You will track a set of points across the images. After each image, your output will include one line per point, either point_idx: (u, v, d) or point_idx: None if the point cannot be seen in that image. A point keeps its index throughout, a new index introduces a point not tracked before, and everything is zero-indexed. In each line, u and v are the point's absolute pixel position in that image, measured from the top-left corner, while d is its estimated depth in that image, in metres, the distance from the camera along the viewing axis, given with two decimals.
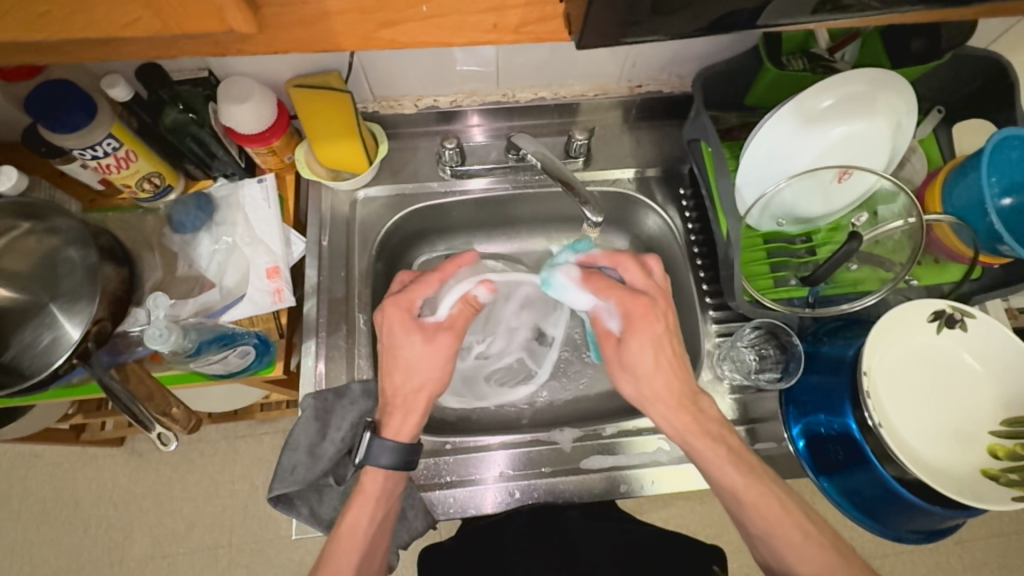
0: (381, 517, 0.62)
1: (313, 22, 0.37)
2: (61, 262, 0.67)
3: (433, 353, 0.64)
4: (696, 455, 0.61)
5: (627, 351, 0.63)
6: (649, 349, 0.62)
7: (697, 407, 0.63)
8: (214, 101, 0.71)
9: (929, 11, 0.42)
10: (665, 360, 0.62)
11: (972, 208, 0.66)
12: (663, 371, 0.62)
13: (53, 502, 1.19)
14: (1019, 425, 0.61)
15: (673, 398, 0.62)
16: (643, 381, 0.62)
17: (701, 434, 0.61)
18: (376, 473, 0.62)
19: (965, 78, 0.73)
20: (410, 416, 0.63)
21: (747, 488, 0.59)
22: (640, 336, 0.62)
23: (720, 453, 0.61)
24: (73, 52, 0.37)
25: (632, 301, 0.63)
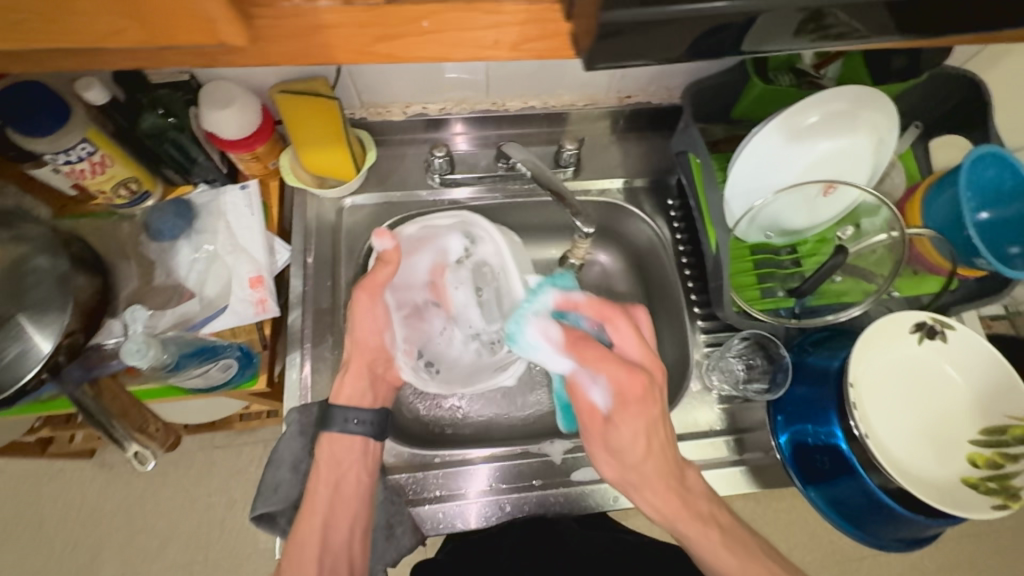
0: (336, 485, 0.64)
1: (308, 35, 0.36)
2: (29, 272, 0.63)
3: (370, 318, 0.67)
4: (693, 548, 0.62)
5: (615, 432, 0.61)
6: (635, 432, 0.60)
7: (684, 490, 0.63)
8: (194, 106, 0.69)
9: (920, 34, 0.43)
10: (654, 443, 0.61)
11: (951, 222, 0.68)
12: (652, 457, 0.61)
13: (17, 518, 1.14)
14: (997, 434, 0.63)
15: (666, 482, 0.62)
16: (634, 467, 0.62)
17: (692, 522, 0.62)
18: (327, 439, 0.65)
19: (942, 95, 0.75)
20: (359, 381, 0.67)
21: (744, 573, 0.60)
22: (630, 420, 0.60)
23: (714, 539, 0.61)
24: (51, 60, 0.35)
25: (628, 379, 0.59)
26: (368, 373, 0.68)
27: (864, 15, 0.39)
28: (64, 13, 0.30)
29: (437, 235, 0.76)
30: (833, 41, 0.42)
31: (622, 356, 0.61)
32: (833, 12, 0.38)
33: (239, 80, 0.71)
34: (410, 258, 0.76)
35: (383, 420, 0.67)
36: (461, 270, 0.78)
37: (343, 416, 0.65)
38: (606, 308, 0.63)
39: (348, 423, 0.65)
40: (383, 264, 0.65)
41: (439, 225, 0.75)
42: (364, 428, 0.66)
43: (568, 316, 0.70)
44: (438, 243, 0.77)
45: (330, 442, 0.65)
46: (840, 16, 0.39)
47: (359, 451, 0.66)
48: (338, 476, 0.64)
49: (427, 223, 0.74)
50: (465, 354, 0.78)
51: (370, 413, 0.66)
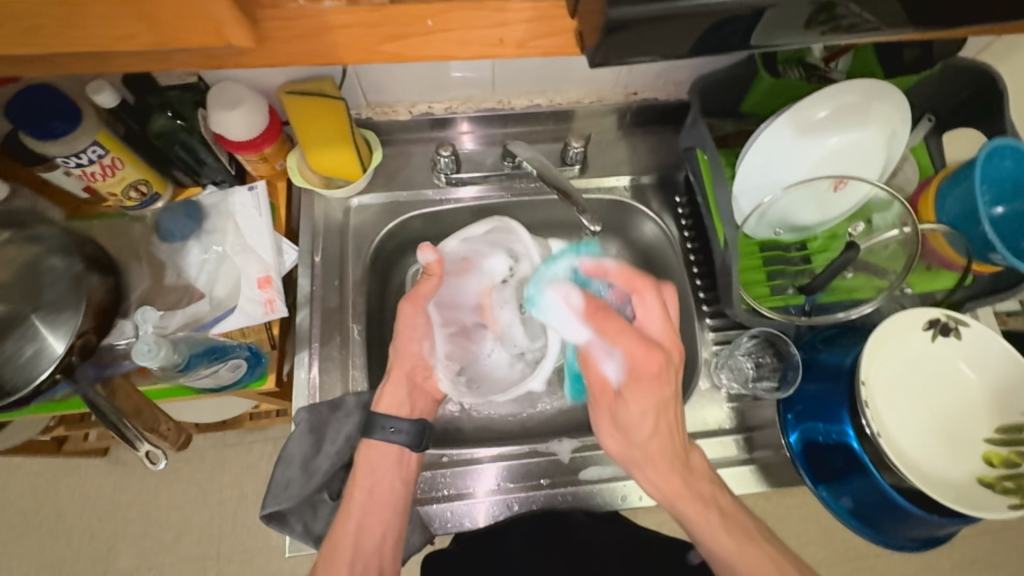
0: (370, 489, 0.65)
1: (312, 36, 0.36)
2: (43, 273, 0.65)
3: (411, 330, 0.70)
4: (695, 526, 0.62)
5: (625, 407, 0.63)
6: (647, 406, 0.62)
7: (687, 471, 0.64)
8: (202, 108, 0.69)
9: (936, 24, 0.42)
10: (665, 417, 0.63)
11: (965, 217, 0.67)
12: (660, 434, 0.63)
13: (33, 515, 1.15)
14: (1014, 433, 0.62)
15: (673, 460, 0.63)
16: (638, 443, 0.64)
17: (691, 500, 0.63)
18: (367, 445, 0.67)
19: (956, 88, 0.74)
20: (398, 387, 0.69)
21: (743, 556, 0.59)
22: (641, 397, 0.62)
23: (713, 521, 0.61)
24: (61, 64, 0.35)
25: (645, 357, 0.61)
26: (407, 381, 0.70)
27: (875, 6, 0.38)
28: (75, 17, 0.31)
29: (482, 244, 0.74)
30: (843, 35, 0.42)
31: (642, 334, 0.62)
32: (842, 2, 0.37)
33: (247, 81, 0.71)
34: (457, 280, 0.74)
35: (422, 430, 0.67)
36: (506, 287, 0.75)
37: (380, 424, 0.66)
38: (635, 278, 0.62)
39: (387, 431, 0.66)
40: (428, 276, 0.69)
41: (475, 244, 0.73)
42: (400, 437, 0.66)
43: (591, 282, 0.71)
44: (483, 260, 0.75)
45: (368, 448, 0.66)
46: (850, 8, 0.38)
47: (394, 458, 0.66)
48: (372, 482, 0.65)
49: (468, 238, 0.72)
50: (509, 372, 0.74)
51: (410, 423, 0.67)
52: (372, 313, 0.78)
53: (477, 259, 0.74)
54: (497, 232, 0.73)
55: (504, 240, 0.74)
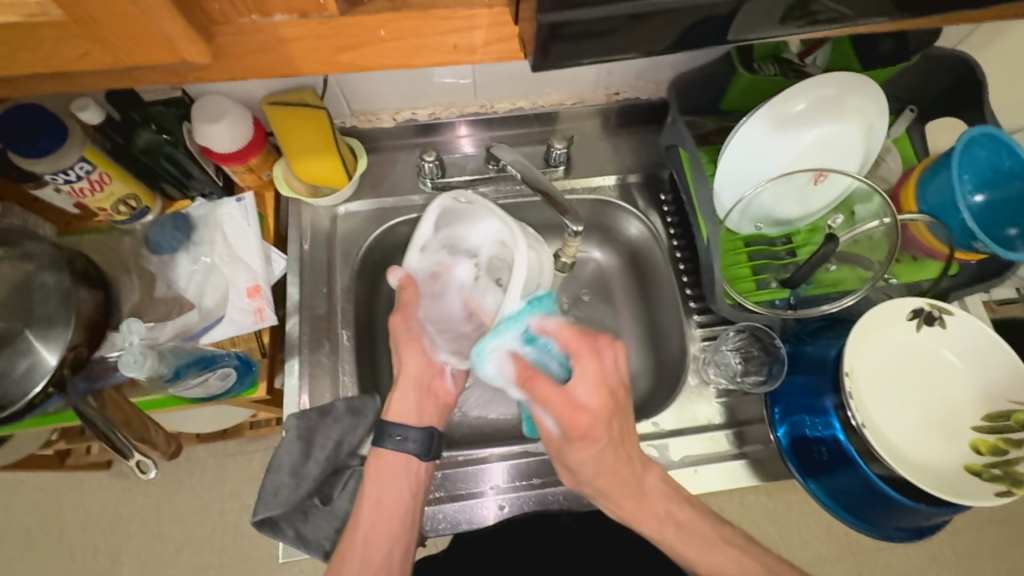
0: (379, 501, 0.64)
1: (270, 49, 0.36)
2: (36, 289, 0.66)
3: (411, 341, 0.69)
4: (666, 543, 0.63)
5: (574, 461, 0.60)
6: (592, 463, 0.60)
7: (642, 495, 0.63)
8: (186, 121, 0.70)
9: (894, 15, 0.42)
10: (614, 467, 0.61)
11: (945, 206, 0.67)
12: (605, 474, 0.61)
13: (38, 529, 1.17)
14: (1000, 420, 0.62)
15: (632, 491, 0.63)
16: (590, 482, 0.62)
17: (647, 519, 0.63)
18: (378, 453, 0.66)
19: (936, 77, 0.74)
20: (405, 396, 0.68)
21: (703, 559, 0.62)
22: (585, 449, 0.59)
23: (670, 534, 0.63)
24: (26, 84, 0.36)
25: (570, 417, 0.57)
26: (413, 387, 0.69)
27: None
28: (31, 39, 0.31)
29: (440, 240, 0.70)
30: (814, 29, 0.42)
31: (575, 393, 0.58)
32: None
33: (231, 94, 0.73)
34: (435, 296, 0.70)
35: (430, 439, 0.66)
36: (480, 279, 0.72)
37: (387, 432, 0.66)
38: (578, 340, 0.59)
39: (395, 440, 0.66)
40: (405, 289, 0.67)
41: (432, 243, 0.70)
42: (410, 447, 0.66)
43: (538, 341, 0.61)
44: (452, 253, 0.71)
45: (378, 458, 0.66)
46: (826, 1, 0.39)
47: (402, 468, 0.66)
48: (380, 491, 0.64)
49: (426, 249, 0.69)
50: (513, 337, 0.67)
51: (417, 431, 0.66)
52: (361, 319, 0.79)
53: (444, 264, 0.71)
54: (448, 229, 0.70)
55: (453, 237, 0.71)
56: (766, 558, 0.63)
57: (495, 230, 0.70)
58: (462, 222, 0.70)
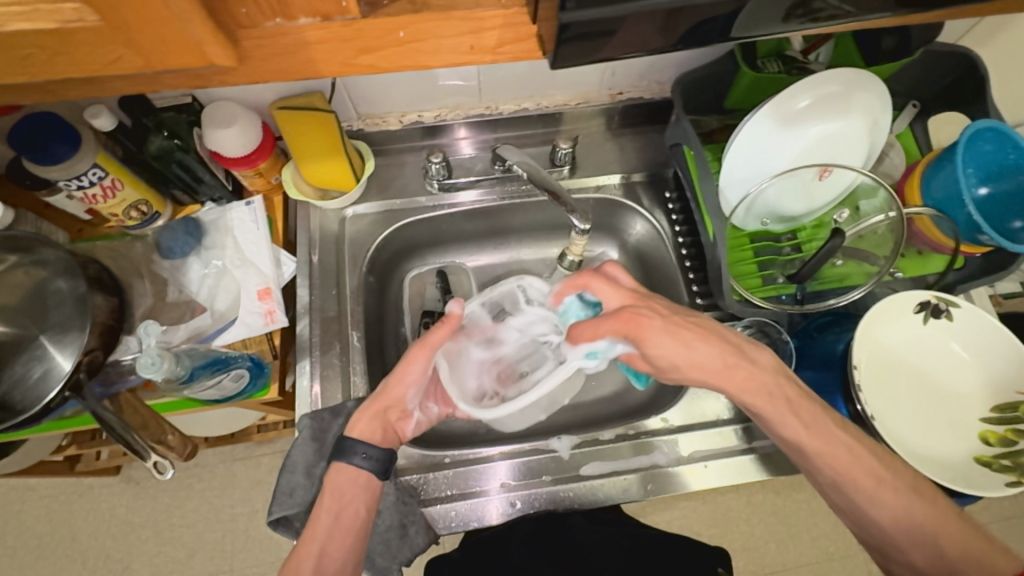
0: (337, 513, 0.60)
1: (292, 52, 0.37)
2: (50, 294, 0.67)
3: (414, 372, 0.65)
4: (774, 423, 0.58)
5: (654, 351, 0.60)
6: (669, 339, 0.59)
7: (748, 365, 0.59)
8: (197, 126, 0.72)
9: (904, 8, 0.42)
10: (690, 342, 0.59)
11: (950, 199, 0.67)
12: (691, 352, 0.59)
13: (49, 536, 1.17)
14: (1009, 411, 0.63)
15: (722, 371, 0.59)
16: (686, 371, 0.60)
17: (756, 392, 0.58)
18: (337, 469, 0.62)
19: (938, 72, 0.75)
20: (381, 420, 0.64)
21: (811, 437, 0.56)
22: (655, 334, 0.59)
23: (778, 408, 0.57)
24: (54, 90, 0.37)
25: (618, 323, 0.61)
26: (382, 413, 0.65)
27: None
28: (63, 45, 0.32)
29: (455, 383, 0.70)
30: (823, 24, 0.43)
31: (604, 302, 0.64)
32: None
33: (241, 99, 0.74)
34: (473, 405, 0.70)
35: (390, 459, 0.63)
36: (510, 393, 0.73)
37: (352, 449, 0.61)
38: (574, 278, 0.69)
39: (356, 455, 0.61)
40: (440, 325, 0.66)
41: (451, 384, 0.69)
42: (368, 463, 0.61)
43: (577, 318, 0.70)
44: (470, 395, 0.71)
45: (336, 472, 0.61)
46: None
47: (361, 484, 0.62)
48: (339, 504, 0.59)
49: (457, 396, 0.68)
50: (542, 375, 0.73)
51: (380, 449, 0.63)
52: (371, 320, 0.79)
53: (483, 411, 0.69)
54: (455, 379, 0.70)
55: (464, 385, 0.71)
56: (858, 445, 0.56)
57: (480, 364, 0.74)
58: (466, 367, 0.73)
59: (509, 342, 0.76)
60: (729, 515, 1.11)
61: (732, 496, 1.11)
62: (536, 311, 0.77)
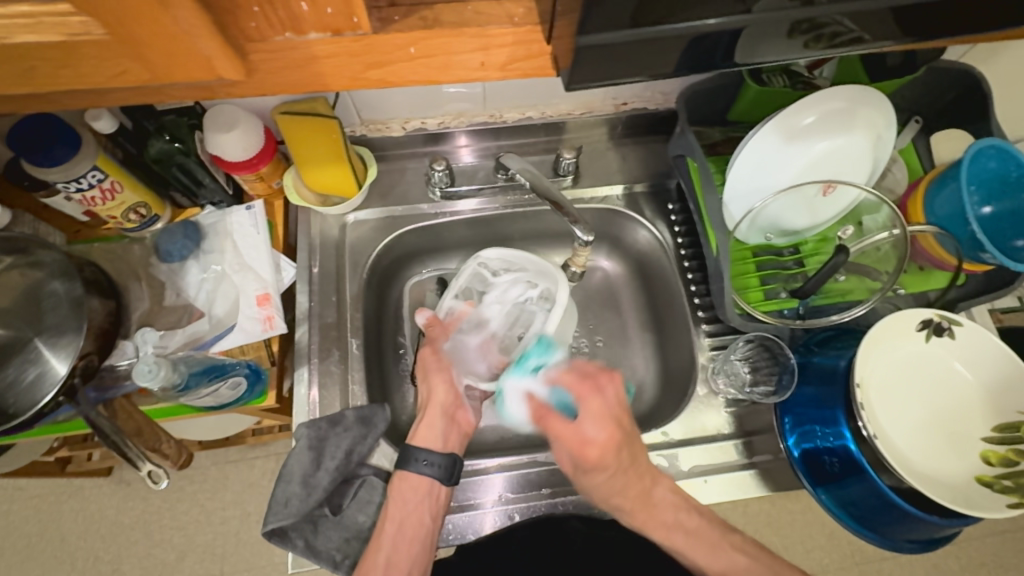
0: (403, 525, 0.65)
1: (300, 66, 0.36)
2: (45, 296, 0.66)
3: (441, 370, 0.73)
4: (671, 546, 0.67)
5: (586, 488, 0.67)
6: (602, 488, 0.65)
7: (651, 508, 0.67)
8: (199, 130, 0.71)
9: (917, 27, 0.42)
10: (615, 488, 0.66)
11: (953, 218, 0.68)
12: (616, 493, 0.66)
13: (38, 537, 1.16)
14: (1010, 431, 0.62)
15: (631, 505, 0.67)
16: (603, 502, 0.67)
17: (658, 527, 0.67)
18: (401, 478, 0.66)
19: (941, 89, 0.75)
20: (438, 421, 0.70)
21: (714, 559, 0.66)
22: (594, 479, 0.65)
23: (678, 540, 0.66)
24: (59, 100, 0.37)
25: (580, 452, 0.64)
26: (441, 415, 0.70)
27: (860, 13, 0.39)
28: (67, 59, 0.32)
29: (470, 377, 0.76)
30: (827, 42, 0.43)
31: (579, 431, 0.65)
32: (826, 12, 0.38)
33: (243, 103, 0.73)
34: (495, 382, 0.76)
35: (453, 465, 0.66)
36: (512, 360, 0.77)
37: (414, 457, 0.66)
38: (583, 385, 0.67)
39: (421, 464, 0.66)
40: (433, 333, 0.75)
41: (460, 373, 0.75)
42: (433, 471, 0.66)
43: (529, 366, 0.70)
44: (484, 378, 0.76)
45: (401, 480, 0.66)
46: (833, 15, 0.38)
47: (424, 492, 0.66)
48: (403, 515, 0.64)
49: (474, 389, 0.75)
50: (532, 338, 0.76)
51: (441, 455, 0.67)
52: (370, 327, 0.79)
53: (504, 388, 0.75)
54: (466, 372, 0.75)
55: (473, 370, 0.76)
56: (769, 562, 0.66)
57: (484, 340, 0.77)
58: (469, 360, 0.76)
59: (501, 305, 0.78)
60: None
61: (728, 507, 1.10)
62: (505, 279, 0.78)
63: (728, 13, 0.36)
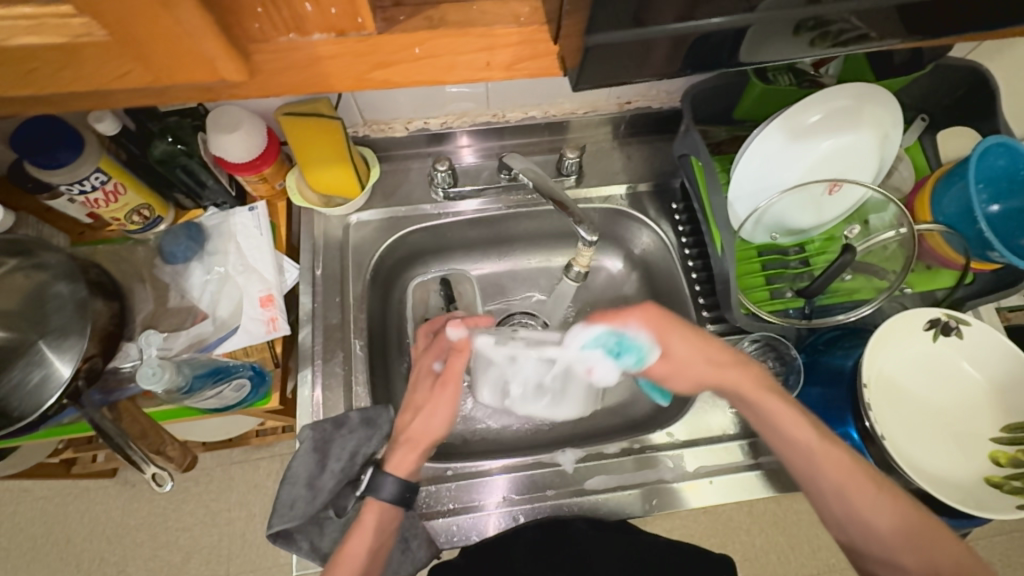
0: (375, 551, 0.61)
1: (305, 67, 0.36)
2: (50, 298, 0.66)
3: (443, 405, 0.66)
4: (782, 428, 0.60)
5: (673, 353, 0.63)
6: (688, 344, 0.63)
7: (752, 368, 0.63)
8: (202, 131, 0.71)
9: (928, 22, 0.41)
10: (708, 346, 0.64)
11: (961, 216, 0.67)
12: (705, 355, 0.64)
13: (44, 538, 1.16)
14: (1019, 431, 0.62)
15: (733, 373, 0.63)
16: (702, 374, 0.63)
17: (768, 396, 0.61)
18: (374, 504, 0.62)
19: (949, 86, 0.74)
20: (417, 452, 0.65)
21: (825, 448, 0.58)
22: (682, 339, 0.64)
23: (795, 414, 0.60)
24: (62, 103, 0.37)
25: (648, 315, 0.63)
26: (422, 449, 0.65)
27: (867, 10, 0.38)
28: (71, 62, 0.32)
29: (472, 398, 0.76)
30: (833, 40, 0.42)
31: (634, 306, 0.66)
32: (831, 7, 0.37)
33: (246, 105, 0.73)
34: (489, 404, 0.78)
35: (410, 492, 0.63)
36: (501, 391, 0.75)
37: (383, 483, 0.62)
38: None
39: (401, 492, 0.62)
40: (456, 351, 0.68)
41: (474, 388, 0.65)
42: (405, 498, 0.63)
43: None
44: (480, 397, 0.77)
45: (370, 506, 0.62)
46: (840, 13, 0.38)
47: (392, 518, 0.63)
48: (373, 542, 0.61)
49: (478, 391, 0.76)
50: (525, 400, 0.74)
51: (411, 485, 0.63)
52: (373, 328, 0.79)
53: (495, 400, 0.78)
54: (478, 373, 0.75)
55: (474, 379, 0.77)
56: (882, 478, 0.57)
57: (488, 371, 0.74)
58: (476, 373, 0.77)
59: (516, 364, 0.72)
60: (730, 525, 1.10)
61: (734, 508, 1.10)
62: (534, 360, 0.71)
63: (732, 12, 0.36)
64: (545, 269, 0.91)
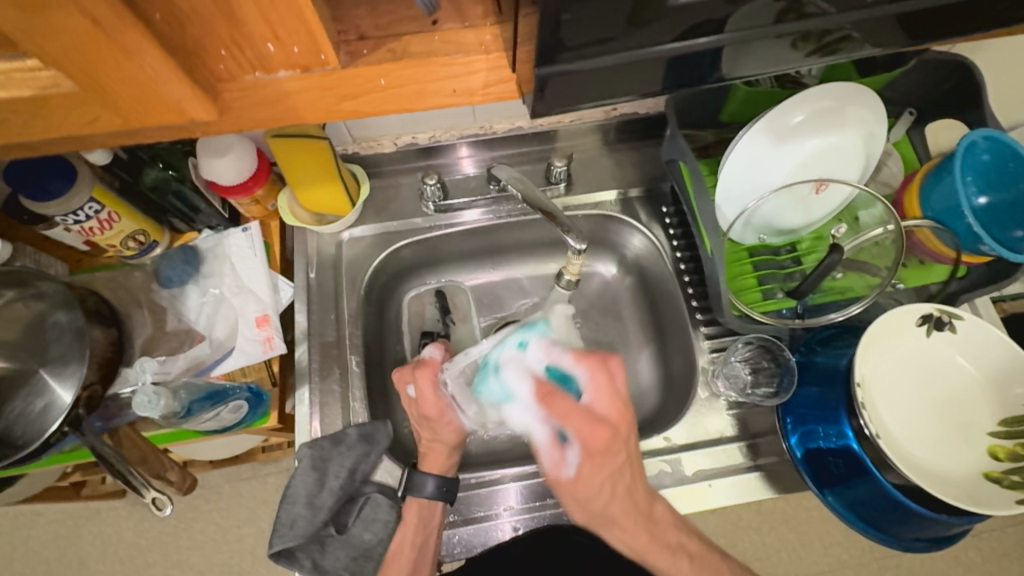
0: (422, 546, 0.67)
1: (274, 102, 0.37)
2: (50, 327, 0.67)
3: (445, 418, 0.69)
4: (655, 569, 0.61)
5: (587, 480, 0.57)
6: (593, 495, 0.58)
7: (650, 524, 0.61)
8: (192, 156, 0.72)
9: (911, 17, 0.40)
10: (614, 496, 0.58)
11: (949, 210, 0.67)
12: (618, 500, 0.59)
13: (57, 561, 1.17)
14: (1017, 425, 0.61)
15: (632, 520, 0.60)
16: (601, 512, 0.59)
17: (659, 552, 0.60)
18: (415, 503, 0.68)
19: (933, 80, 0.74)
20: (446, 453, 0.70)
21: None
22: (596, 472, 0.57)
23: (681, 566, 0.61)
24: (45, 144, 0.38)
25: (591, 433, 0.56)
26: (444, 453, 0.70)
27: (847, 9, 0.38)
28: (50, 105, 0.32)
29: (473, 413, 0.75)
30: (815, 41, 0.41)
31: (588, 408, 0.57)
32: None
33: None
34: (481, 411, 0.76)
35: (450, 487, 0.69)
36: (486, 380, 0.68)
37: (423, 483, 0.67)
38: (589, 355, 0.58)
39: (442, 490, 0.68)
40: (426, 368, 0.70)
41: (469, 403, 0.69)
42: (444, 495, 0.68)
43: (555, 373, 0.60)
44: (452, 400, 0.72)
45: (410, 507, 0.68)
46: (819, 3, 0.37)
47: (431, 517, 0.68)
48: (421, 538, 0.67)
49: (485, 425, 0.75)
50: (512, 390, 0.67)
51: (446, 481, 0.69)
52: (369, 343, 0.79)
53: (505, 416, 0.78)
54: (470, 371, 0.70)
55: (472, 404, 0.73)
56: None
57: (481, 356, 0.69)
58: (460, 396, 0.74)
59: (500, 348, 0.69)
60: (739, 526, 1.09)
61: (742, 508, 1.09)
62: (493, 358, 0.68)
63: (688, 35, 0.37)
64: (539, 276, 0.92)
